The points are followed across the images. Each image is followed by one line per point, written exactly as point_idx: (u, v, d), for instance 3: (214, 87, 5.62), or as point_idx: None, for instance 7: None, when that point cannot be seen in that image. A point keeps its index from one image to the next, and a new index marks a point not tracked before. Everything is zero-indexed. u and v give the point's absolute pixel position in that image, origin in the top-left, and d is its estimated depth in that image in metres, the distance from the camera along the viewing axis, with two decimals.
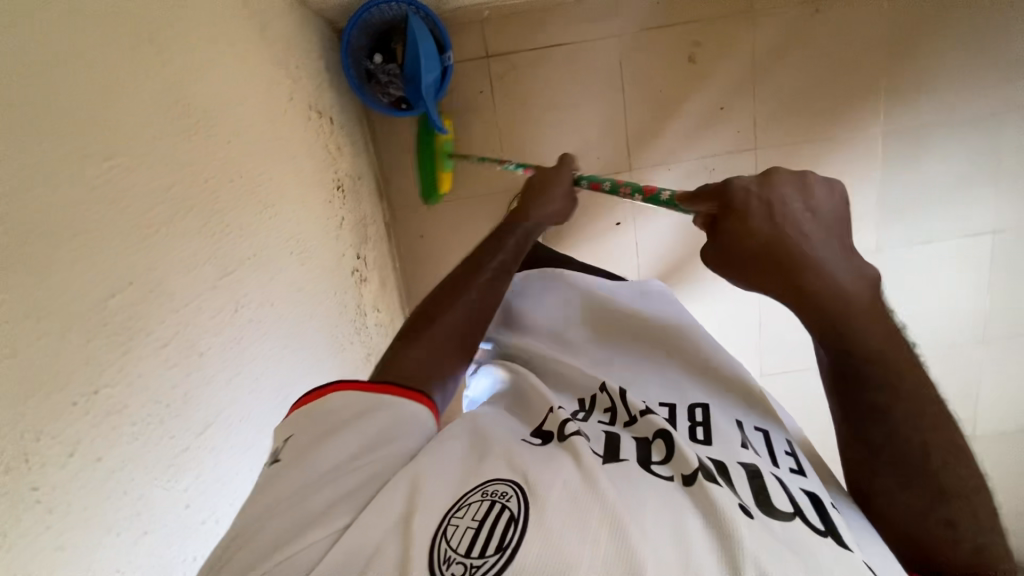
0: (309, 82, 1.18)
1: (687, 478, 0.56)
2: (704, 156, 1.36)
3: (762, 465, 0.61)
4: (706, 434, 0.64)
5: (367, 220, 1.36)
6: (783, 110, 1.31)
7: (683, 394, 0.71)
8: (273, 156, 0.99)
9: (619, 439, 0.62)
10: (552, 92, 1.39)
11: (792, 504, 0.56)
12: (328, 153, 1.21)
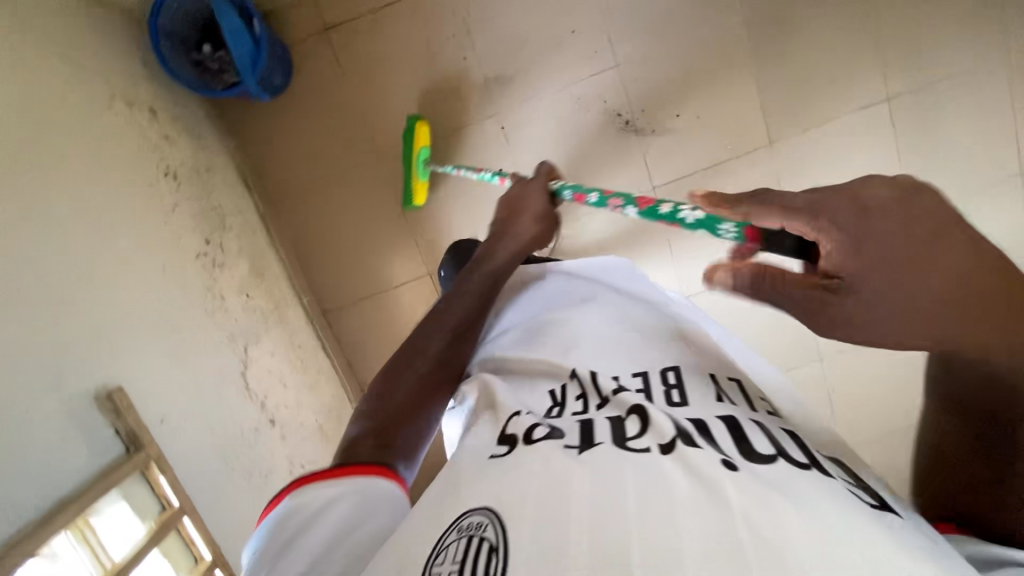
0: (122, 60, 0.93)
1: (666, 446, 0.41)
2: (607, 87, 1.26)
3: (739, 413, 0.47)
4: (681, 395, 0.50)
5: (227, 213, 1.09)
6: (646, 27, 1.24)
7: (657, 360, 0.56)
8: (50, 144, 0.73)
9: (592, 425, 0.46)
10: (392, 46, 1.22)
11: (777, 444, 0.43)
12: (148, 144, 0.93)
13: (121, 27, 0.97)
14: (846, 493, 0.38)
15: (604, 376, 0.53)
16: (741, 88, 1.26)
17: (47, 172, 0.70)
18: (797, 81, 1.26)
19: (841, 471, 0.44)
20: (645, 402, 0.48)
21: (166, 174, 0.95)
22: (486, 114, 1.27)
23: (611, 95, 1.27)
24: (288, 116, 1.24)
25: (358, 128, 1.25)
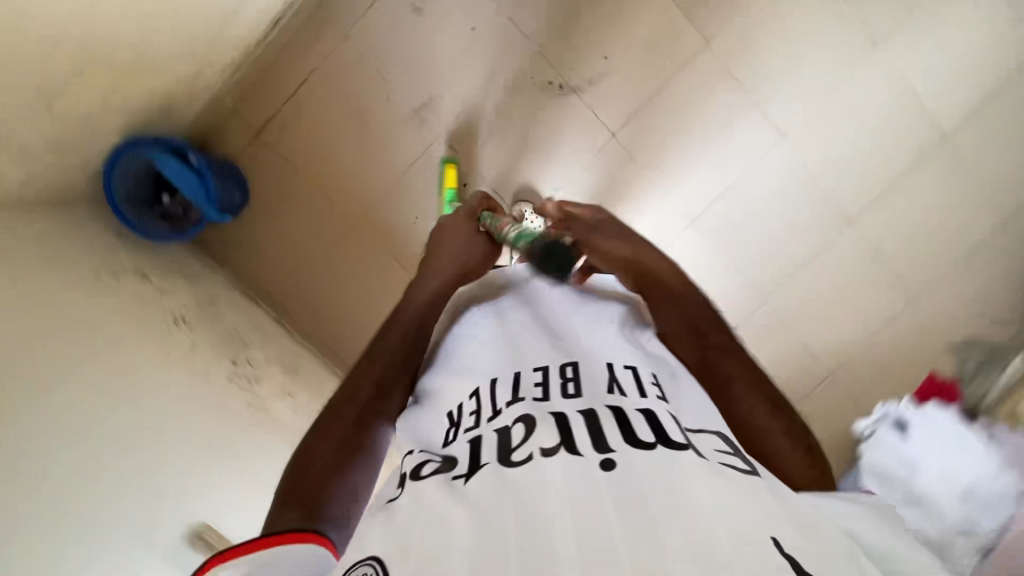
0: (101, 242, 1.01)
1: (550, 452, 0.47)
2: (534, 69, 1.26)
3: (623, 403, 0.54)
4: (576, 389, 0.56)
5: (242, 330, 1.16)
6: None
7: (556, 357, 0.62)
8: (77, 346, 0.79)
9: (479, 441, 0.52)
10: (323, 119, 1.26)
11: (654, 429, 0.50)
12: (149, 302, 1.00)
13: (90, 212, 1.04)
14: (713, 470, 0.45)
15: (506, 385, 0.59)
16: (664, 12, 1.23)
17: (84, 374, 0.77)
18: None
19: (718, 443, 0.52)
20: (533, 410, 0.53)
21: (175, 319, 1.02)
22: (430, 141, 1.29)
23: (540, 75, 1.27)
24: (258, 220, 1.29)
25: (324, 206, 1.30)
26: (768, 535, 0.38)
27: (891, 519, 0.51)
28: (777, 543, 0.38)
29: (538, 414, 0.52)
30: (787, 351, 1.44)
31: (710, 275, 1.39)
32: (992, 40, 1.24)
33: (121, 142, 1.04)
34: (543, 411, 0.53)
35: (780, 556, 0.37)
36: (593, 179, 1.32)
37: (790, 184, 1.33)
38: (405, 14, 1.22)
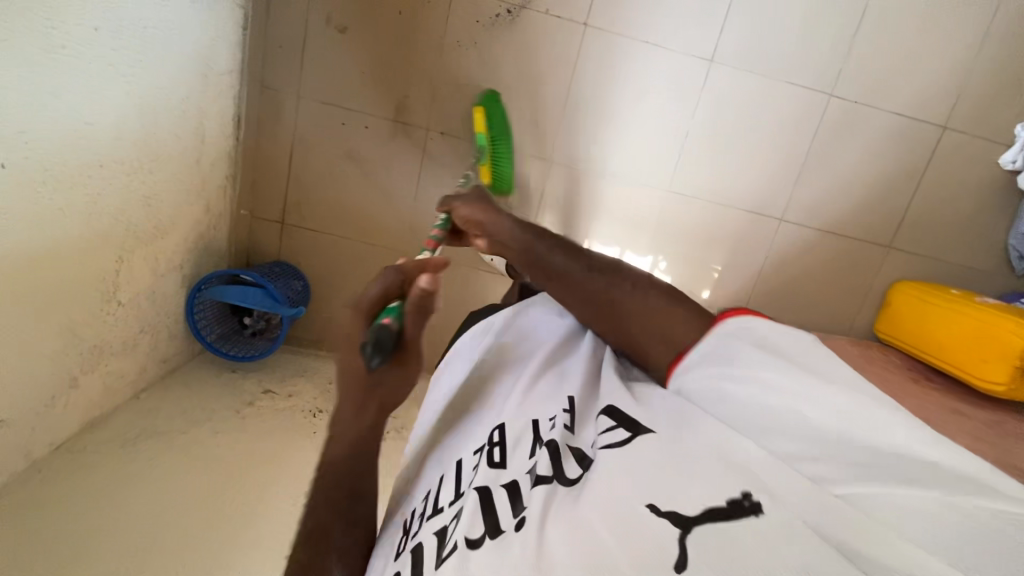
0: (226, 384, 1.11)
1: (474, 541, 0.50)
2: (478, 14, 1.17)
3: (528, 453, 0.57)
4: (499, 454, 0.58)
5: (371, 392, 1.24)
6: None
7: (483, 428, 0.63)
8: (253, 484, 0.91)
9: (422, 548, 0.54)
10: (325, 178, 1.27)
11: (555, 465, 0.55)
12: (290, 410, 1.07)
13: (201, 364, 1.14)
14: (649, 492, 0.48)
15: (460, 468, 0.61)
16: None
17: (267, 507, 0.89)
18: None
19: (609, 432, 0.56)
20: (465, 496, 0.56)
21: (314, 412, 1.08)
22: (423, 139, 1.25)
23: (489, 16, 1.18)
24: (328, 295, 1.35)
25: (371, 253, 1.33)
26: (644, 506, 0.47)
27: (738, 350, 0.61)
28: (653, 509, 0.46)
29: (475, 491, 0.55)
30: (881, 126, 1.27)
31: (759, 100, 1.24)
32: None
33: (189, 290, 1.11)
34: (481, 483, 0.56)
35: (660, 519, 0.45)
36: (593, 82, 1.22)
37: None
38: (337, 39, 1.18)
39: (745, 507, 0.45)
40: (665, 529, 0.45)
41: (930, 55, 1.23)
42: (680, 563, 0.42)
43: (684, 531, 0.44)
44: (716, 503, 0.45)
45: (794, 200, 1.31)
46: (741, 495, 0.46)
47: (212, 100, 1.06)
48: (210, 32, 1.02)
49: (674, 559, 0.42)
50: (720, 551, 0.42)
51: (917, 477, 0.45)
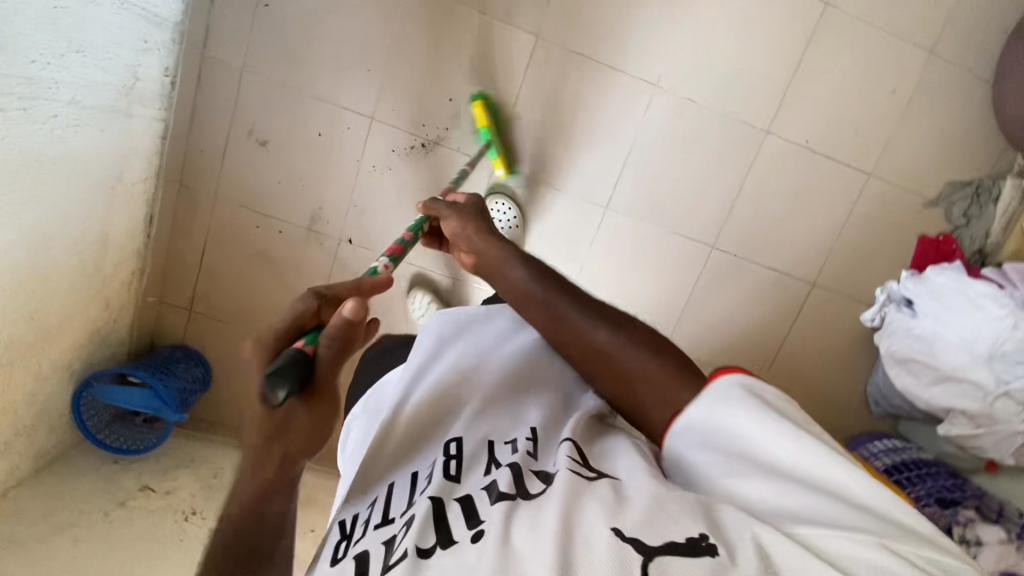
0: (103, 479, 1.13)
1: (426, 550, 0.49)
2: (395, 143, 1.26)
3: (490, 467, 0.58)
4: (456, 468, 0.58)
5: None
6: (373, 78, 1.22)
7: (438, 443, 0.63)
8: None
9: (368, 556, 0.51)
10: (235, 274, 1.33)
11: (517, 484, 0.55)
12: (164, 512, 1.12)
13: (81, 454, 1.17)
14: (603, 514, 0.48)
15: (418, 467, 0.60)
16: (490, 43, 1.22)
17: None
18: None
19: (572, 450, 0.59)
20: (418, 506, 0.54)
21: (187, 514, 1.13)
22: (334, 247, 1.32)
23: (404, 147, 1.26)
24: (229, 382, 1.39)
25: (276, 345, 1.38)
26: (608, 528, 0.46)
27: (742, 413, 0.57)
28: (617, 532, 0.46)
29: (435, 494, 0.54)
30: (756, 278, 1.40)
31: (649, 243, 1.35)
32: None
33: (76, 387, 1.16)
34: (440, 489, 0.55)
35: (622, 543, 0.45)
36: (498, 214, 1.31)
37: (684, 125, 1.28)
38: (258, 151, 1.25)
39: (702, 546, 0.45)
40: (629, 556, 0.44)
41: (801, 221, 1.36)
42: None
43: (647, 560, 0.44)
44: (674, 538, 0.45)
45: (677, 334, 1.42)
46: (698, 536, 0.46)
47: (121, 206, 1.11)
48: (125, 144, 1.07)
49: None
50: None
51: (883, 539, 0.45)
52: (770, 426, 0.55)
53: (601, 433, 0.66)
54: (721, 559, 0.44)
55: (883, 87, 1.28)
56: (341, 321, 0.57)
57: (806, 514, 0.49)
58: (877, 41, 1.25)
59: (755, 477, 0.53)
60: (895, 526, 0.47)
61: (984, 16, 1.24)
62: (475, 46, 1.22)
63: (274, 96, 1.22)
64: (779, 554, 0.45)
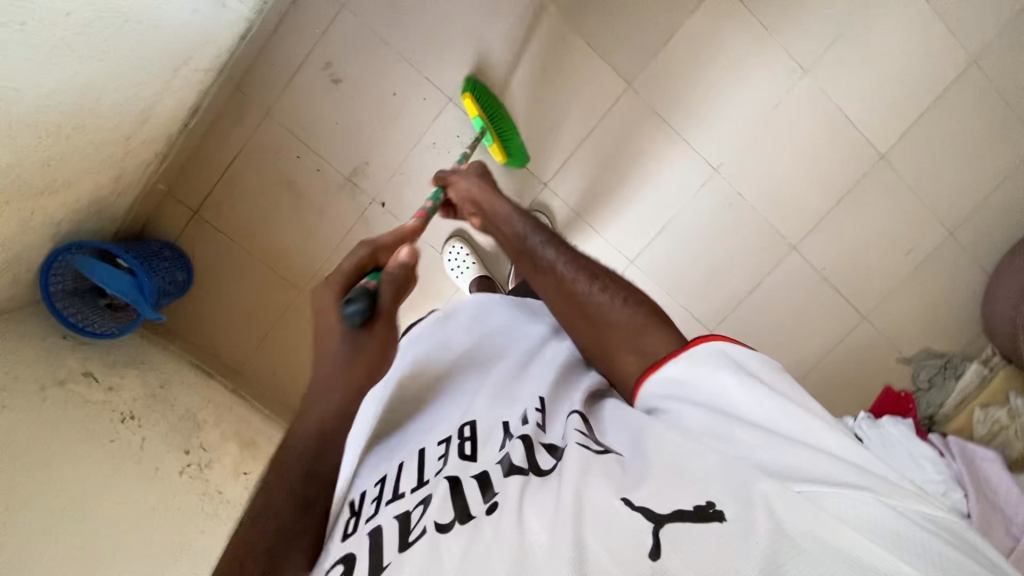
0: (46, 353, 1.05)
1: (443, 526, 0.54)
2: (462, 132, 1.27)
3: (503, 444, 0.62)
4: (472, 449, 0.62)
5: (194, 412, 1.20)
6: (466, 65, 1.24)
7: (449, 423, 0.67)
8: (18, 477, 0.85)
9: (383, 530, 0.55)
10: (255, 193, 1.28)
11: (529, 458, 0.60)
12: (99, 407, 1.04)
13: (30, 318, 1.07)
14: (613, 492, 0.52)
15: (429, 447, 0.65)
16: (584, 76, 1.26)
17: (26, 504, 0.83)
18: (634, 45, 1.25)
19: (579, 425, 0.63)
20: (434, 485, 0.58)
21: (123, 417, 1.06)
22: (364, 205, 1.30)
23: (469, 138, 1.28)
24: (205, 296, 1.33)
25: (268, 276, 1.33)
26: (620, 498, 0.51)
27: (713, 375, 0.59)
28: (627, 502, 0.50)
29: (451, 474, 0.59)
30: None
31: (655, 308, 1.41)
32: (900, 89, 1.28)
33: (55, 248, 1.07)
34: (455, 469, 0.60)
35: (632, 513, 0.49)
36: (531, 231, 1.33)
37: (725, 215, 1.36)
38: (326, 86, 1.23)
39: (711, 513, 0.47)
40: (640, 524, 0.48)
41: (794, 337, 1.45)
42: (655, 552, 0.45)
43: (657, 525, 0.47)
44: (684, 505, 0.48)
45: None
46: (705, 503, 0.48)
47: (176, 87, 1.06)
48: (207, 30, 1.02)
49: (651, 548, 0.46)
50: (687, 545, 0.45)
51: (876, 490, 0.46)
52: (751, 389, 0.56)
53: (595, 404, 0.71)
54: (728, 523, 0.46)
55: (902, 247, 1.39)
56: (398, 267, 0.72)
57: (805, 470, 0.49)
58: (911, 206, 1.37)
59: (748, 429, 0.54)
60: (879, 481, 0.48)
61: (1004, 219, 1.38)
62: (569, 74, 1.26)
63: (363, 42, 1.21)
64: (786, 512, 0.45)
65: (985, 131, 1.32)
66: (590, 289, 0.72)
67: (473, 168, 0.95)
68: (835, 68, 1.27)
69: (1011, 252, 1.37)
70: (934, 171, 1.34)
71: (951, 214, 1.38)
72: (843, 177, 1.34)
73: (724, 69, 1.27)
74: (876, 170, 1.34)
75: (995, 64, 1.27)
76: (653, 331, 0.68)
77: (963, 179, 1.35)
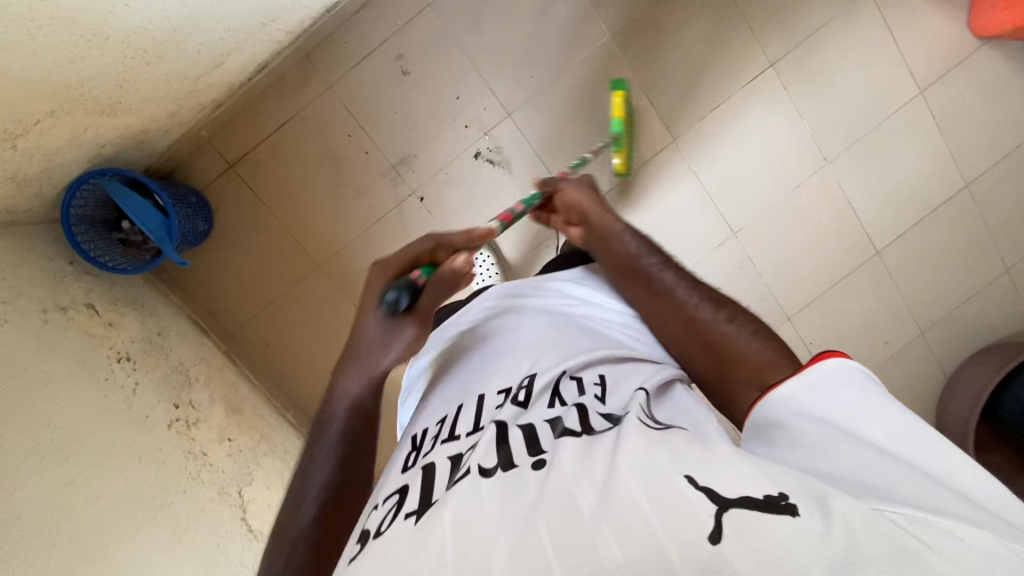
0: (51, 276, 0.98)
1: (487, 470, 0.55)
2: (512, 148, 1.31)
3: (555, 408, 0.64)
4: (524, 399, 0.67)
5: (188, 369, 1.14)
6: (531, 89, 1.29)
7: (511, 382, 0.71)
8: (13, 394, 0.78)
9: (435, 467, 0.60)
10: (297, 161, 1.27)
11: (582, 422, 0.61)
12: (99, 342, 0.98)
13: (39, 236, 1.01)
14: (649, 461, 0.51)
15: (487, 396, 0.69)
16: (635, 125, 1.34)
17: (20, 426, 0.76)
18: (684, 108, 1.34)
19: (639, 404, 0.64)
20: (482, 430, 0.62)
21: (120, 357, 1.01)
22: (403, 196, 1.31)
23: (518, 155, 1.32)
24: (220, 252, 1.29)
25: (289, 247, 1.30)
26: (683, 474, 0.49)
27: (837, 385, 0.59)
28: (692, 479, 0.48)
29: (508, 422, 0.62)
30: None
31: None
32: (899, 198, 1.44)
33: (89, 168, 1.03)
34: (508, 419, 0.63)
35: (696, 491, 0.47)
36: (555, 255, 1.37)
37: (733, 278, 1.45)
38: (393, 76, 1.25)
39: (783, 505, 0.45)
40: (704, 501, 0.46)
41: None
42: (716, 536, 0.43)
43: (720, 508, 0.45)
44: (753, 494, 0.46)
45: None
46: (779, 496, 0.46)
47: (254, 40, 1.06)
48: None
49: (711, 530, 0.43)
50: (752, 531, 0.43)
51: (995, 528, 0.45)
52: (871, 409, 0.56)
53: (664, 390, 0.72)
54: (803, 521, 0.43)
55: (879, 338, 1.52)
56: (449, 272, 0.72)
57: (911, 495, 0.49)
58: (892, 303, 1.50)
59: (859, 448, 0.54)
60: (992, 516, 0.47)
61: (970, 329, 1.52)
62: (622, 120, 1.34)
63: (438, 44, 1.25)
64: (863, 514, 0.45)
65: (963, 249, 1.48)
66: (709, 311, 0.79)
67: (583, 179, 1.02)
68: (850, 168, 1.41)
69: (970, 361, 1.51)
70: (917, 277, 1.49)
71: (925, 318, 1.51)
72: (841, 264, 1.46)
73: (758, 147, 1.38)
74: (869, 264, 1.47)
75: (982, 191, 1.45)
76: (780, 362, 0.71)
77: (938, 288, 1.50)
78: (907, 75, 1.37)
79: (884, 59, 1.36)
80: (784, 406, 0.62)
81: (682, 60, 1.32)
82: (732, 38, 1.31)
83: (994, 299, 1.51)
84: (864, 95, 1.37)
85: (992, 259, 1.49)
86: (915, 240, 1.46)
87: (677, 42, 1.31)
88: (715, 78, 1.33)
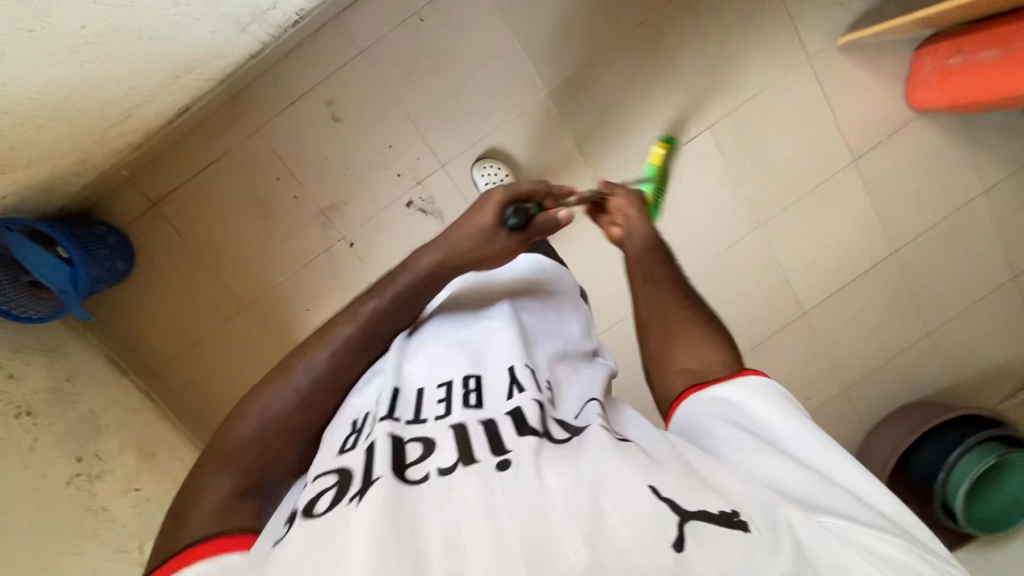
0: None
1: (446, 469, 0.50)
2: (444, 198, 1.31)
3: (515, 400, 0.59)
4: (477, 399, 0.59)
5: (98, 416, 1.14)
6: (466, 139, 1.28)
7: (459, 367, 0.63)
8: None
9: (376, 452, 0.52)
10: (223, 202, 1.25)
11: (542, 422, 0.56)
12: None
13: None
14: (628, 473, 0.48)
15: (437, 377, 0.62)
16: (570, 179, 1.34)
17: None
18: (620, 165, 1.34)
19: (597, 414, 0.61)
20: (436, 429, 0.54)
21: (22, 412, 0.99)
22: (332, 240, 1.30)
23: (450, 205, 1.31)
24: (141, 291, 1.27)
25: (214, 287, 1.29)
26: (648, 484, 0.47)
27: (770, 400, 0.62)
28: (654, 490, 0.47)
29: (457, 418, 0.55)
30: None
31: None
32: (829, 262, 1.46)
33: None
34: (458, 411, 0.56)
35: (661, 502, 0.46)
36: None
37: None
38: (324, 122, 1.23)
39: (736, 521, 0.46)
40: (666, 513, 0.45)
41: None
42: (680, 543, 0.43)
43: (682, 520, 0.45)
44: (709, 508, 0.46)
45: None
46: (731, 511, 0.47)
47: (171, 90, 1.03)
48: (220, 45, 1.00)
49: (675, 538, 0.43)
50: (711, 543, 0.44)
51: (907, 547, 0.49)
52: (796, 427, 0.59)
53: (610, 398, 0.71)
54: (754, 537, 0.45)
55: (802, 394, 1.56)
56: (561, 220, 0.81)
57: (842, 512, 0.51)
58: (816, 362, 1.54)
59: (789, 461, 0.55)
60: (903, 536, 0.51)
61: (890, 388, 1.57)
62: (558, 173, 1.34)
63: (371, 92, 1.22)
64: (811, 538, 0.47)
65: (888, 313, 1.51)
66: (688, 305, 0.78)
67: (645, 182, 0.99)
68: (781, 231, 1.43)
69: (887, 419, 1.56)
70: (840, 338, 1.53)
71: (847, 376, 1.56)
72: (767, 323, 1.49)
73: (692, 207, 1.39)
74: (796, 324, 1.50)
75: (909, 257, 1.48)
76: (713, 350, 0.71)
77: (861, 349, 1.54)
78: (841, 144, 1.38)
79: (821, 128, 1.37)
80: (721, 410, 0.63)
81: (620, 118, 1.31)
82: (670, 99, 1.31)
83: (915, 360, 1.56)
84: (799, 162, 1.38)
85: (915, 323, 1.53)
86: (839, 304, 1.49)
87: (616, 100, 1.30)
88: (653, 138, 1.33)
